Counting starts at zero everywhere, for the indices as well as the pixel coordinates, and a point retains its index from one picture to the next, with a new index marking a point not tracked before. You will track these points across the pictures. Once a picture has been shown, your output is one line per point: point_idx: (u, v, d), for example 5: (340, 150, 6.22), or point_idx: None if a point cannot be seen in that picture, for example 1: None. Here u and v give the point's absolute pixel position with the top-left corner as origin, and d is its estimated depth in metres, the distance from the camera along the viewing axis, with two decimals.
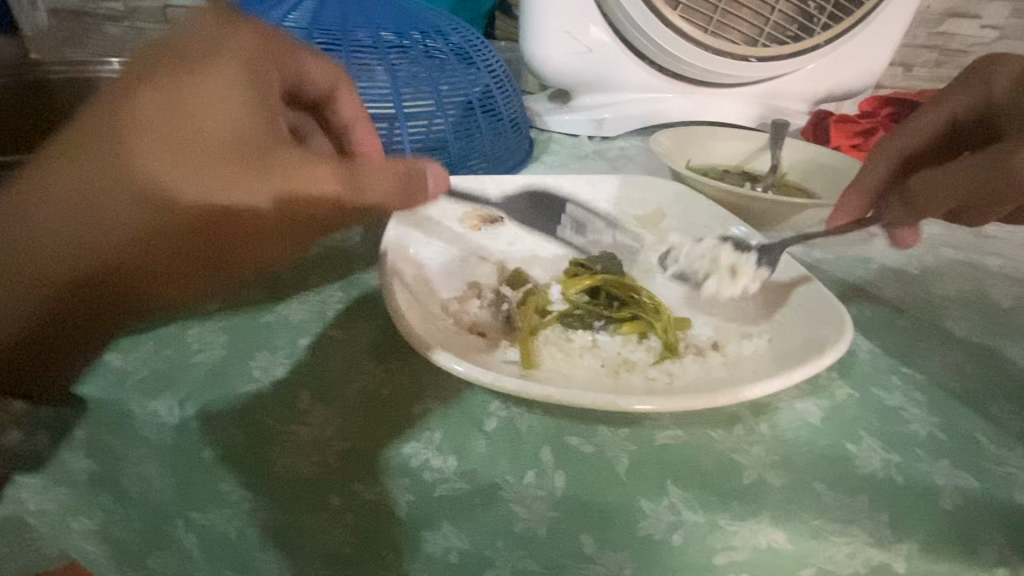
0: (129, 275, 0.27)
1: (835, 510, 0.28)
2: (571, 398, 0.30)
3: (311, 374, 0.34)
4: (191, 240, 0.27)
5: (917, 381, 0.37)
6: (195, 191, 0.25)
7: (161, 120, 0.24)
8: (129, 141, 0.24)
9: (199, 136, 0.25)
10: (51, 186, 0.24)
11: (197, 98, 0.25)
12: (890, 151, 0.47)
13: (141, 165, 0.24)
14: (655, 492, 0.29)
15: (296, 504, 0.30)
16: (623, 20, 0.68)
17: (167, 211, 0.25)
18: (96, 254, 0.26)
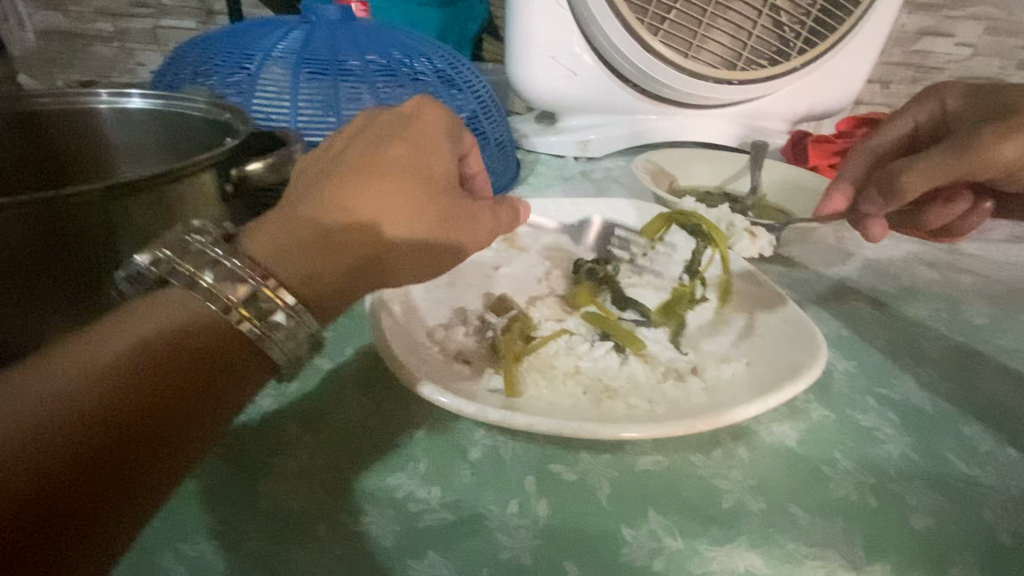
0: (362, 279, 0.30)
1: (810, 534, 0.29)
2: (553, 426, 0.30)
3: (299, 404, 0.35)
4: (407, 262, 0.31)
5: (892, 401, 0.39)
6: (425, 224, 0.31)
7: (420, 171, 0.31)
8: (399, 183, 0.30)
9: (431, 175, 0.32)
10: (333, 215, 0.29)
11: (433, 150, 0.33)
12: (869, 151, 0.51)
13: (394, 201, 0.30)
14: (636, 520, 0.29)
15: (275, 540, 0.29)
16: (606, 45, 0.70)
17: (408, 232, 0.30)
18: (349, 260, 0.29)
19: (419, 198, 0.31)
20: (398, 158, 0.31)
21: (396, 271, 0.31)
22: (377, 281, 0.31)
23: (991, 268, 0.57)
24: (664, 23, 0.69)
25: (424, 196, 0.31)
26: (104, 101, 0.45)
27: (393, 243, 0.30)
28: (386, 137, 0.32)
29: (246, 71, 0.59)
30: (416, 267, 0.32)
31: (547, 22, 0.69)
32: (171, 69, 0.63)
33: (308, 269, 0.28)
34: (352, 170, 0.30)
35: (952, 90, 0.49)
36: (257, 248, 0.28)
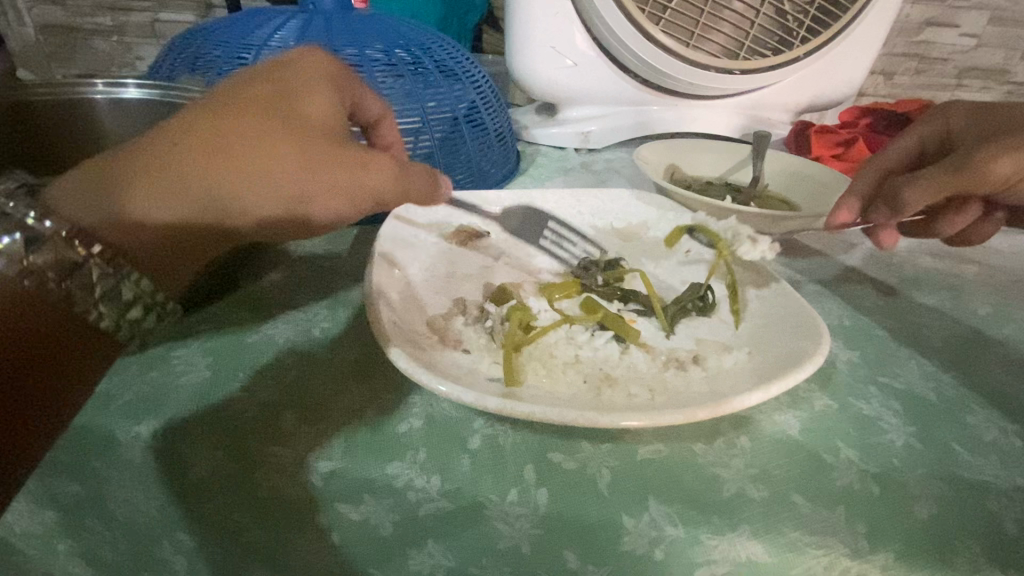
0: (206, 230, 0.32)
1: (812, 523, 0.29)
2: (553, 415, 0.30)
3: (296, 393, 0.35)
4: (257, 216, 0.33)
5: (895, 390, 0.38)
6: (289, 183, 0.32)
7: (279, 115, 0.32)
8: (261, 132, 0.31)
9: (307, 124, 0.33)
10: (181, 160, 0.30)
11: (309, 99, 0.34)
12: (878, 165, 0.49)
13: (253, 152, 0.31)
14: (636, 508, 0.29)
15: (275, 531, 0.29)
16: (607, 34, 0.69)
17: (271, 190, 0.32)
18: (200, 210, 0.31)
19: (281, 148, 0.32)
20: (268, 108, 0.32)
21: (250, 223, 0.33)
22: (230, 229, 0.33)
23: (995, 258, 0.56)
24: (666, 12, 0.68)
25: (297, 151, 0.32)
26: (101, 92, 0.44)
27: (248, 198, 0.32)
28: (257, 85, 0.33)
29: (244, 61, 0.59)
30: (275, 224, 0.34)
31: (547, 10, 0.68)
32: (169, 58, 0.62)
33: (152, 214, 0.30)
34: (211, 116, 0.31)
35: (955, 110, 0.48)
36: (63, 197, 0.28)
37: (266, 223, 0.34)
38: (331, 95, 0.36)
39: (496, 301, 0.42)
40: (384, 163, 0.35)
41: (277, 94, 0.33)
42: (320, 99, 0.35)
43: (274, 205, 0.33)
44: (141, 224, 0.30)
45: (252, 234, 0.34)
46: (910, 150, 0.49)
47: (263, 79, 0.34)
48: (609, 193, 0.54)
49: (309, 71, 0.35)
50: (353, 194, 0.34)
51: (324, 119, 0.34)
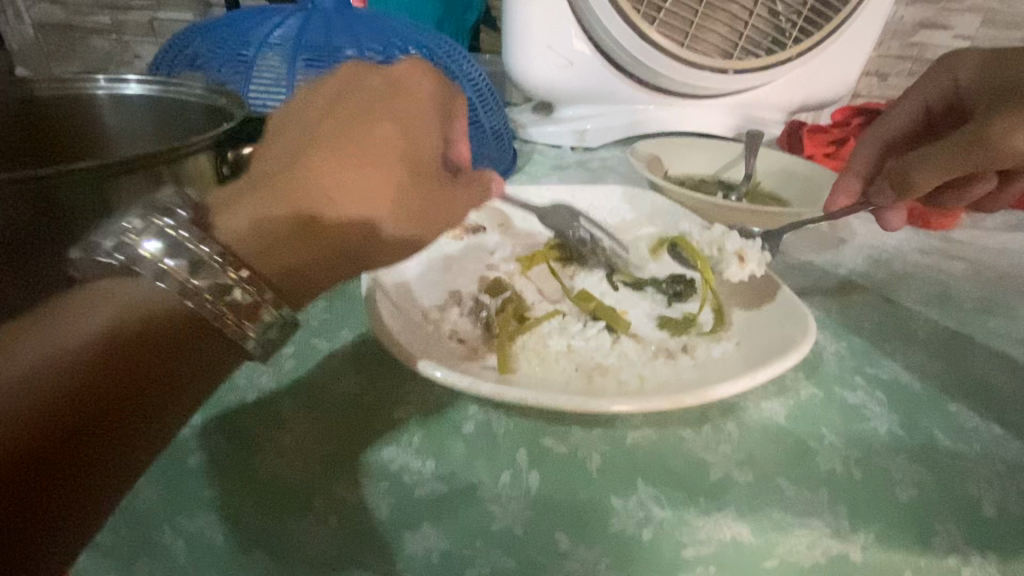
0: (339, 248, 0.29)
1: (795, 505, 0.30)
2: (544, 399, 0.31)
3: (295, 380, 0.35)
4: (360, 234, 0.30)
5: (880, 381, 0.39)
6: (389, 198, 0.30)
7: (411, 143, 0.31)
8: (363, 148, 0.30)
9: (409, 147, 0.31)
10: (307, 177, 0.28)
11: (420, 120, 0.32)
12: (875, 140, 0.52)
13: (356, 165, 0.29)
14: (624, 490, 0.30)
15: (264, 510, 0.29)
16: (602, 34, 0.70)
17: (378, 203, 0.29)
18: (319, 224, 0.28)
19: (392, 170, 0.30)
20: (391, 118, 0.31)
21: (369, 242, 0.30)
22: (351, 254, 0.30)
23: (983, 255, 0.57)
24: (660, 12, 0.69)
25: (377, 160, 0.30)
26: (103, 87, 0.45)
27: (353, 213, 0.29)
28: (366, 100, 0.32)
29: (244, 59, 0.60)
30: (380, 246, 0.31)
31: (543, 10, 0.69)
32: (169, 54, 0.63)
33: (266, 226, 0.27)
34: (333, 129, 0.30)
35: (967, 61, 0.47)
36: (224, 206, 0.28)
37: (370, 246, 0.30)
38: (440, 114, 0.33)
39: (492, 292, 0.43)
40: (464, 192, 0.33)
41: (356, 112, 0.31)
42: (424, 118, 0.33)
43: (399, 219, 0.30)
44: (246, 239, 0.27)
45: (371, 262, 0.31)
46: (916, 113, 0.51)
47: (371, 94, 0.32)
48: (603, 189, 0.55)
49: (423, 87, 0.33)
50: (433, 216, 0.32)
51: (431, 145, 0.32)
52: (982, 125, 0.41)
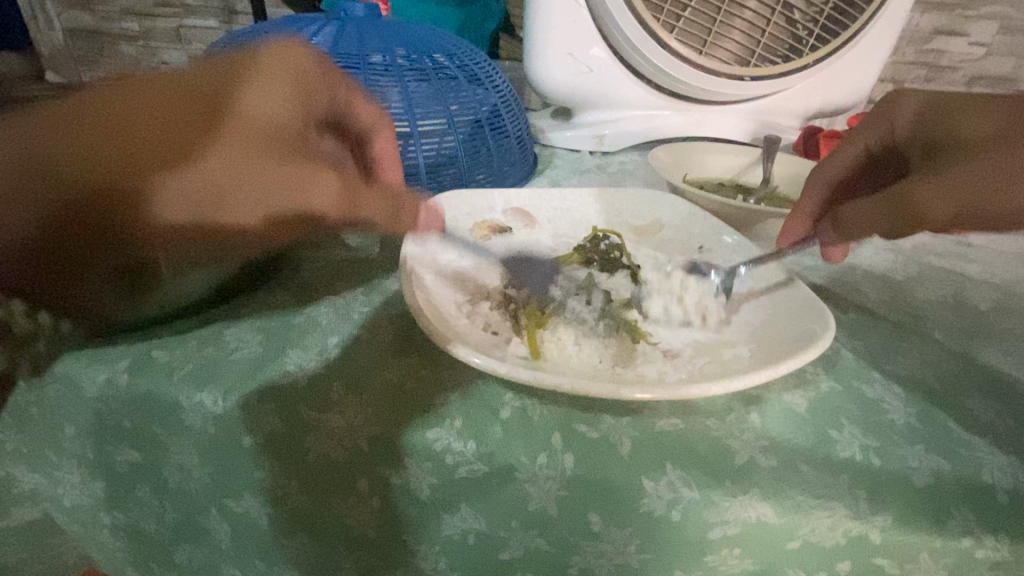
0: (130, 182, 0.30)
1: (817, 487, 0.31)
2: (579, 386, 0.33)
3: (341, 366, 0.37)
4: (215, 184, 0.33)
5: (897, 376, 0.41)
6: (207, 160, 0.33)
7: (206, 107, 0.33)
8: (158, 108, 0.32)
9: (247, 119, 0.35)
10: (77, 128, 0.29)
11: (253, 97, 0.36)
12: (806, 207, 0.51)
13: (155, 126, 0.31)
14: (655, 473, 0.32)
15: (328, 489, 0.35)
16: (622, 42, 0.73)
17: (167, 169, 0.31)
18: (82, 178, 0.29)
19: (162, 146, 0.31)
20: (178, 92, 0.33)
21: (196, 205, 0.33)
22: (226, 209, 0.34)
23: (997, 257, 0.59)
24: (679, 21, 0.71)
25: (179, 142, 0.32)
26: None
27: (147, 175, 0.31)
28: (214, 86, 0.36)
29: None
30: (197, 199, 0.33)
31: (565, 18, 0.72)
32: None
33: (1, 178, 0.27)
34: (120, 95, 0.31)
35: (898, 114, 0.48)
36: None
37: (198, 207, 0.33)
38: (291, 99, 0.38)
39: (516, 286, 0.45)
40: (331, 175, 0.38)
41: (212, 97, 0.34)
42: (271, 89, 0.37)
43: (198, 180, 0.33)
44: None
45: (159, 220, 0.32)
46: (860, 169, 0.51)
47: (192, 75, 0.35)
48: (624, 192, 0.57)
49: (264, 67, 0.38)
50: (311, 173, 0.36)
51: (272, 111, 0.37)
52: (906, 184, 0.43)
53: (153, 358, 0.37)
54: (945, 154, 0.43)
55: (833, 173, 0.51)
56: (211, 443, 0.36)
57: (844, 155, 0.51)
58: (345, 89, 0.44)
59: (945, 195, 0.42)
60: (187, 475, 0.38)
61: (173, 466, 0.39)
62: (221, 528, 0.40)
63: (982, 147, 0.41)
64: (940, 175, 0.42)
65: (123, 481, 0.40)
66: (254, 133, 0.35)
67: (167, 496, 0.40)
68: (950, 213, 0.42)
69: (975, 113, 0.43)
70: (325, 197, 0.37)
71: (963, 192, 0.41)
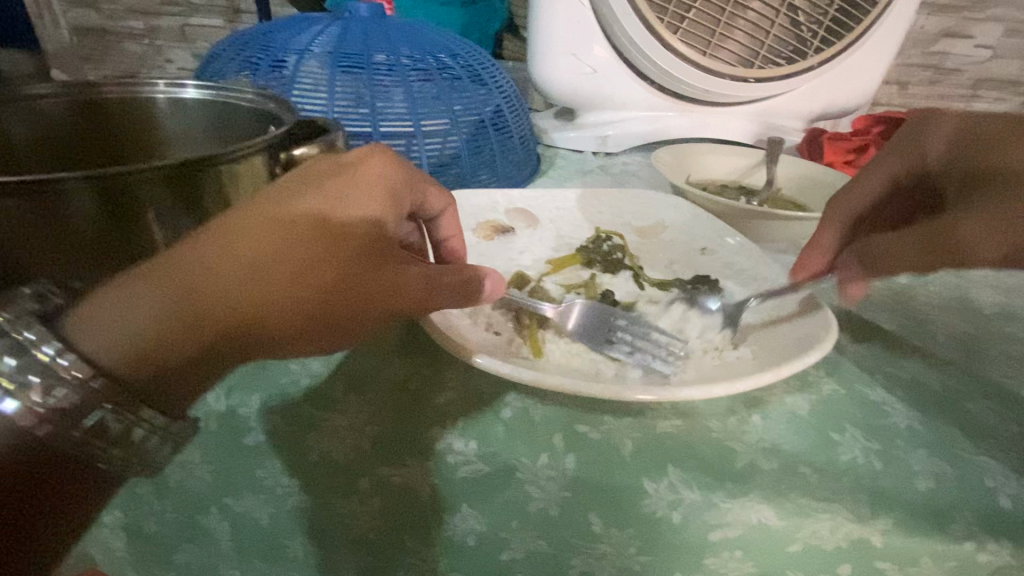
0: (253, 332, 0.31)
1: (819, 490, 0.31)
2: (582, 387, 0.33)
3: (344, 365, 0.38)
4: (322, 297, 0.34)
5: (899, 379, 0.41)
6: (281, 286, 0.32)
7: (309, 238, 0.34)
8: (270, 260, 0.32)
9: (338, 235, 0.35)
10: (215, 279, 0.29)
11: (345, 203, 0.36)
12: (843, 217, 0.49)
13: (254, 244, 0.31)
14: (656, 474, 0.32)
15: (330, 489, 0.36)
16: (626, 42, 0.72)
17: (261, 297, 0.31)
18: (237, 319, 0.30)
19: (269, 282, 0.31)
20: (299, 211, 0.34)
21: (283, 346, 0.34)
22: (332, 321, 0.35)
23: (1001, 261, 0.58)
24: (684, 22, 0.71)
25: (268, 280, 0.31)
26: (162, 92, 0.48)
27: (242, 307, 0.30)
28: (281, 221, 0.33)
29: (284, 64, 0.62)
30: (308, 319, 0.34)
31: (569, 19, 0.72)
32: (217, 62, 0.66)
33: (178, 327, 0.28)
34: (237, 223, 0.31)
35: (932, 136, 0.47)
36: (88, 315, 0.26)
37: (307, 333, 0.34)
38: (371, 201, 0.37)
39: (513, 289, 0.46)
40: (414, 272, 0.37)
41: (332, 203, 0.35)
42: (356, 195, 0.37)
43: (289, 315, 0.32)
44: (163, 336, 0.27)
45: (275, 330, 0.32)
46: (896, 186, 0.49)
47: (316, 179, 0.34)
48: (627, 193, 0.57)
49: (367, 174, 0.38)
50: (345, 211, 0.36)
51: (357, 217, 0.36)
52: (946, 227, 0.45)
53: None
54: (982, 187, 0.43)
55: (850, 206, 0.50)
56: (213, 442, 0.36)
57: (864, 190, 0.49)
58: (432, 190, 0.43)
59: (991, 229, 0.43)
60: (190, 474, 0.38)
61: None
62: (223, 526, 0.40)
63: (1022, 181, 0.42)
64: (977, 212, 0.43)
65: None
66: (349, 298, 0.35)
67: (169, 494, 0.40)
68: (997, 254, 0.45)
69: (1013, 144, 0.42)
70: (402, 293, 0.37)
71: (1004, 224, 0.43)
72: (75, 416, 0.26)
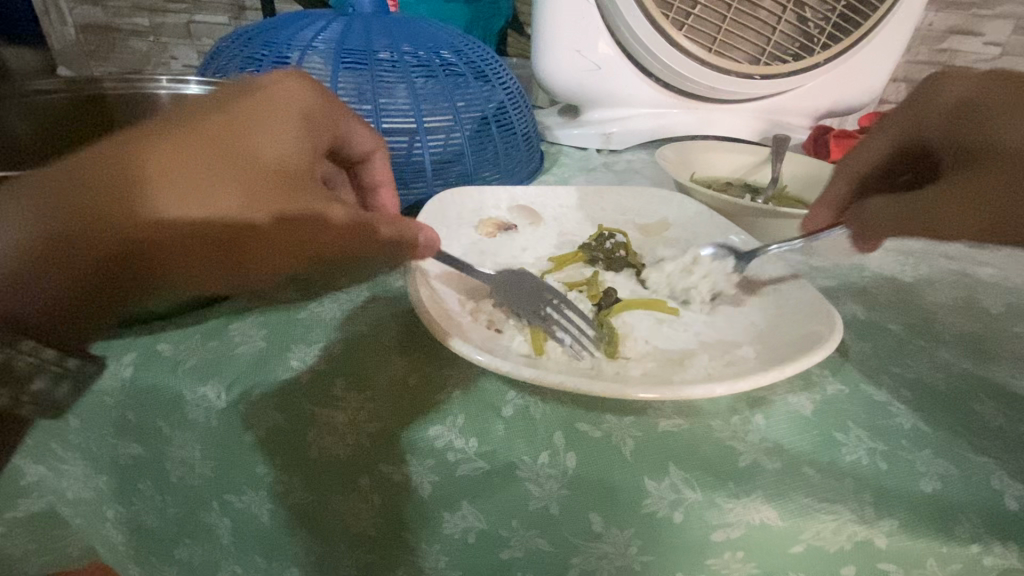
0: (141, 256, 0.29)
1: (822, 491, 0.31)
2: (583, 385, 0.32)
3: (345, 362, 0.37)
4: (234, 212, 0.31)
5: (905, 379, 0.40)
6: (223, 198, 0.31)
7: (232, 150, 0.33)
8: (161, 166, 0.30)
9: (257, 159, 0.33)
10: (57, 194, 0.28)
11: (262, 126, 0.35)
12: (849, 177, 0.48)
13: (194, 158, 0.31)
14: (657, 473, 0.31)
15: (330, 486, 0.35)
16: (631, 39, 0.72)
17: (173, 208, 0.29)
18: (108, 231, 0.28)
19: (145, 192, 0.29)
20: (205, 130, 0.33)
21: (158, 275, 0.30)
22: (247, 239, 0.32)
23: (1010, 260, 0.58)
24: (689, 18, 0.71)
25: (150, 191, 0.29)
26: (163, 87, 0.49)
27: (100, 211, 0.28)
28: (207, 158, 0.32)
29: (287, 60, 0.62)
30: (218, 240, 0.31)
31: (574, 15, 0.71)
32: (220, 58, 0.66)
33: (47, 237, 0.27)
34: (145, 138, 0.31)
35: (939, 100, 0.44)
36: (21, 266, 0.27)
37: (204, 258, 0.32)
38: (298, 131, 0.37)
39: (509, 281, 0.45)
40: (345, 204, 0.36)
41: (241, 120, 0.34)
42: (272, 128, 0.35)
43: (212, 217, 0.30)
44: (27, 249, 0.27)
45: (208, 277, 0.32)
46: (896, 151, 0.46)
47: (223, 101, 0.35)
48: (630, 190, 0.56)
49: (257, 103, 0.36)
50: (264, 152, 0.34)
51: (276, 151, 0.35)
52: (930, 202, 0.44)
53: (158, 352, 0.38)
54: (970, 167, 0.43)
55: (857, 171, 0.47)
56: (213, 437, 0.36)
57: (873, 155, 0.47)
58: (354, 126, 0.43)
59: (965, 218, 0.44)
60: (190, 469, 0.38)
61: (176, 460, 0.39)
62: (223, 522, 0.40)
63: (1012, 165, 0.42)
64: (962, 182, 0.43)
65: (125, 474, 0.40)
66: (264, 209, 0.32)
67: (169, 490, 0.40)
68: (970, 229, 0.45)
69: (1008, 122, 0.42)
70: (325, 219, 0.34)
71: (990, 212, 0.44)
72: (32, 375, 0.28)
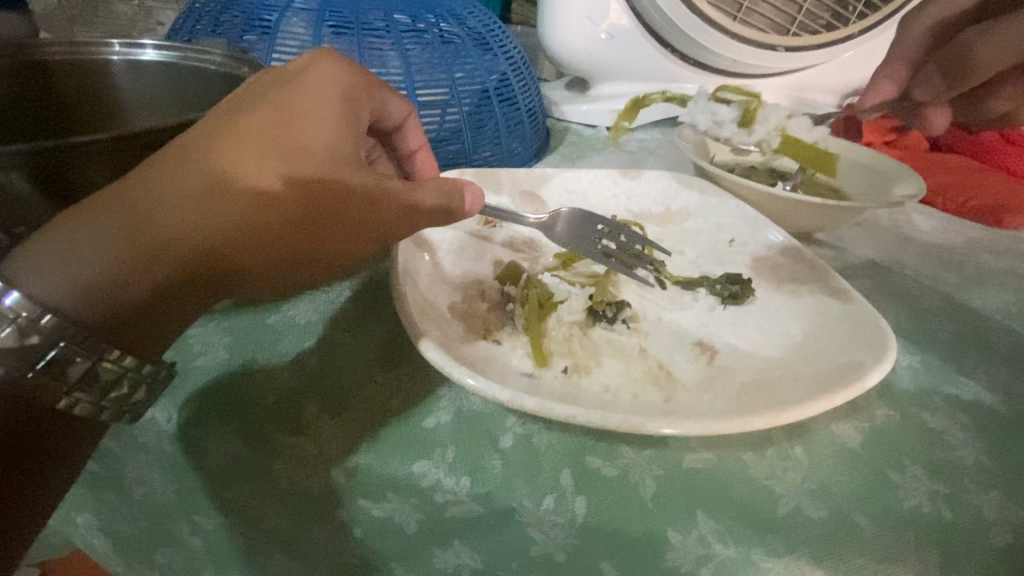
0: (217, 264, 0.27)
1: (879, 547, 0.26)
2: (597, 418, 0.27)
3: (319, 378, 0.32)
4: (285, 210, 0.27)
5: (962, 402, 0.35)
6: (261, 178, 0.26)
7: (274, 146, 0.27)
8: (204, 177, 0.26)
9: (303, 151, 0.28)
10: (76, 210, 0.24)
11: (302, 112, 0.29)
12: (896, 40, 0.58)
13: (236, 161, 0.26)
14: (684, 523, 0.26)
15: (304, 519, 0.30)
16: (648, 6, 0.65)
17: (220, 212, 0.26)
18: (175, 245, 0.25)
19: (205, 200, 0.25)
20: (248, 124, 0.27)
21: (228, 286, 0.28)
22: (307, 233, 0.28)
23: None
24: None
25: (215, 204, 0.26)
26: (118, 52, 0.43)
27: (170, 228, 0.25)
28: (245, 132, 0.27)
29: (265, 21, 0.54)
30: (282, 238, 0.27)
31: None
32: (189, 20, 0.58)
33: (122, 255, 0.24)
34: (197, 146, 0.26)
35: None
36: (33, 259, 0.24)
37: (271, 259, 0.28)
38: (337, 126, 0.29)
39: (505, 283, 0.39)
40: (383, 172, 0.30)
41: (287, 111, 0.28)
42: (318, 112, 0.29)
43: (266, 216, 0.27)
44: (104, 269, 0.24)
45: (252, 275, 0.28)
46: None
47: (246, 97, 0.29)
48: (646, 174, 0.50)
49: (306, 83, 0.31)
50: (290, 134, 0.28)
51: (319, 134, 0.29)
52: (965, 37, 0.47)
53: None
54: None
55: (941, 15, 0.52)
56: (169, 465, 0.32)
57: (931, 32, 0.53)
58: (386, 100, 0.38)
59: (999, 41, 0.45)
60: (150, 490, 0.34)
61: (135, 479, 0.34)
62: (194, 544, 0.35)
63: None
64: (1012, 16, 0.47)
65: (86, 488, 0.35)
66: (311, 217, 0.27)
67: (133, 508, 0.36)
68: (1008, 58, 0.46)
69: None
70: (378, 198, 0.29)
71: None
72: (61, 366, 0.24)
